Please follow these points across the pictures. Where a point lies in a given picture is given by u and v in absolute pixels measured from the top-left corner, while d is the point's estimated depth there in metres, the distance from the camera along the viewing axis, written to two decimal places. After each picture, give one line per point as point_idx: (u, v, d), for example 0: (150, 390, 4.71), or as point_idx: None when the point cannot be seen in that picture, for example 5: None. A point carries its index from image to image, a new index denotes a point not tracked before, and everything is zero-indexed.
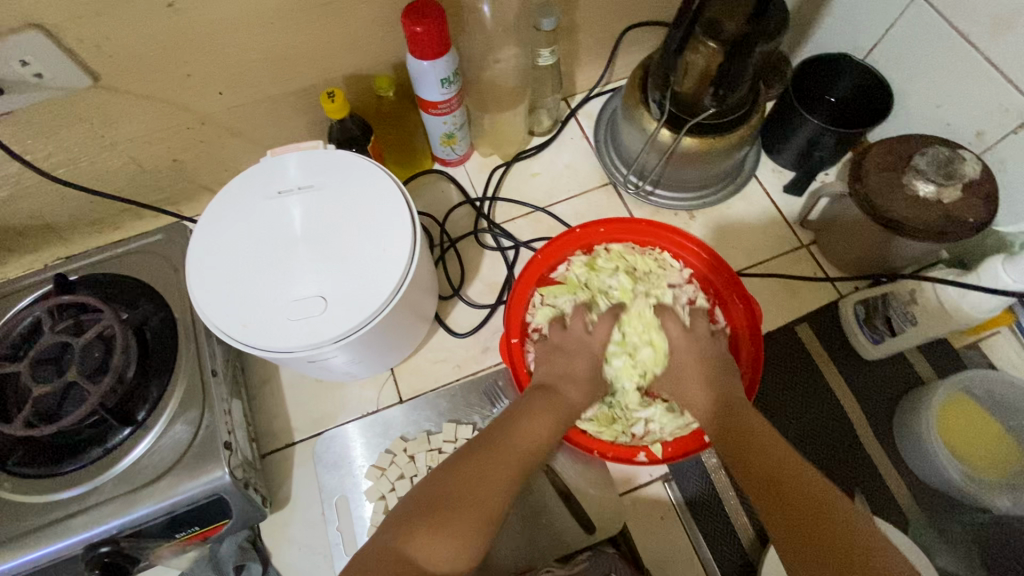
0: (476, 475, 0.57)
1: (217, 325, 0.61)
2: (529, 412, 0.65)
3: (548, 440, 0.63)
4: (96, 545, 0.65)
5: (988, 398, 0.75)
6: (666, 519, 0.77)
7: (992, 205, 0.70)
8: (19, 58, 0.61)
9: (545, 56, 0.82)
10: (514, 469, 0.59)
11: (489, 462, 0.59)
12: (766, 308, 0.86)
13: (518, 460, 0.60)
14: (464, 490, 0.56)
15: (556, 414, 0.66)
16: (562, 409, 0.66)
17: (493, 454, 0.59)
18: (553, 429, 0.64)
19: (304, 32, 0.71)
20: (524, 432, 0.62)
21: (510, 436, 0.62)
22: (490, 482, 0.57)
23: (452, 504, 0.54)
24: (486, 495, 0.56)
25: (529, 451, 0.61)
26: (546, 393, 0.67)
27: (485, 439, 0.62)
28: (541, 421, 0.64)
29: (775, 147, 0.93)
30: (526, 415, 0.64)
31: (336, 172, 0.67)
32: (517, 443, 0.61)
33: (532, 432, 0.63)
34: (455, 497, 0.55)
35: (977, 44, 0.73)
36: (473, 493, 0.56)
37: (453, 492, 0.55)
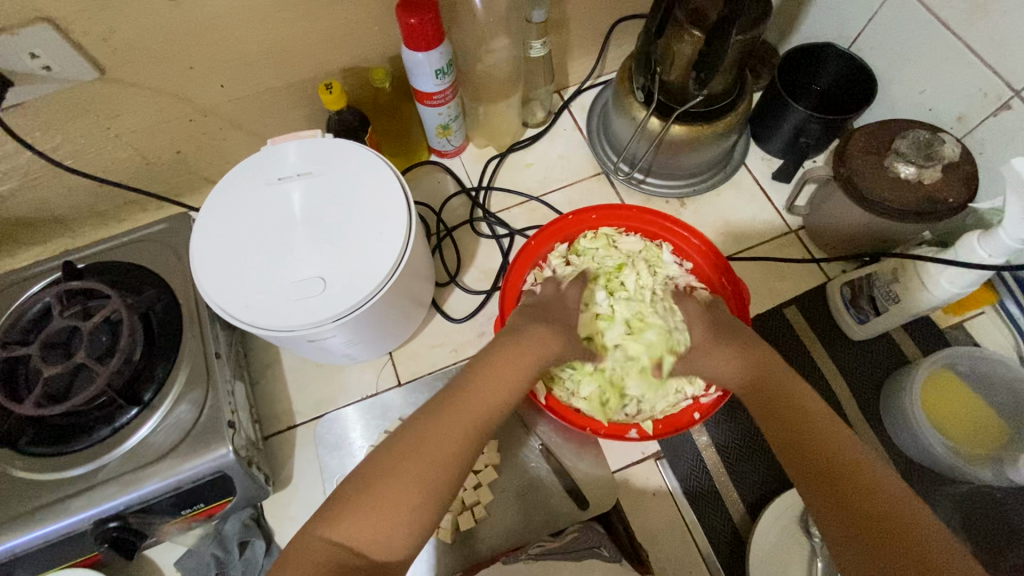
0: (424, 437, 0.57)
1: (219, 306, 0.63)
2: (485, 370, 0.63)
3: (506, 400, 0.62)
4: (104, 520, 0.67)
5: (971, 373, 0.77)
6: (657, 495, 0.79)
7: (972, 186, 0.72)
8: (29, 51, 0.63)
9: (535, 48, 0.86)
10: (468, 431, 0.58)
11: (442, 421, 0.58)
12: (755, 291, 0.89)
13: (471, 417, 0.59)
14: (409, 456, 0.55)
15: (516, 371, 0.64)
16: (518, 369, 0.64)
17: (444, 415, 0.59)
18: (511, 386, 0.63)
19: (302, 25, 0.74)
20: (478, 390, 0.61)
21: (463, 397, 0.60)
22: (436, 447, 0.56)
23: (395, 472, 0.54)
24: (432, 459, 0.55)
25: (484, 410, 0.60)
26: (508, 345, 0.65)
27: (440, 399, 0.61)
28: (497, 378, 0.62)
29: (763, 135, 0.95)
30: (485, 372, 0.63)
31: (334, 160, 0.69)
32: (472, 402, 0.60)
33: (489, 391, 0.61)
34: (399, 467, 0.55)
35: (956, 30, 0.75)
36: (418, 460, 0.55)
37: (398, 464, 0.55)
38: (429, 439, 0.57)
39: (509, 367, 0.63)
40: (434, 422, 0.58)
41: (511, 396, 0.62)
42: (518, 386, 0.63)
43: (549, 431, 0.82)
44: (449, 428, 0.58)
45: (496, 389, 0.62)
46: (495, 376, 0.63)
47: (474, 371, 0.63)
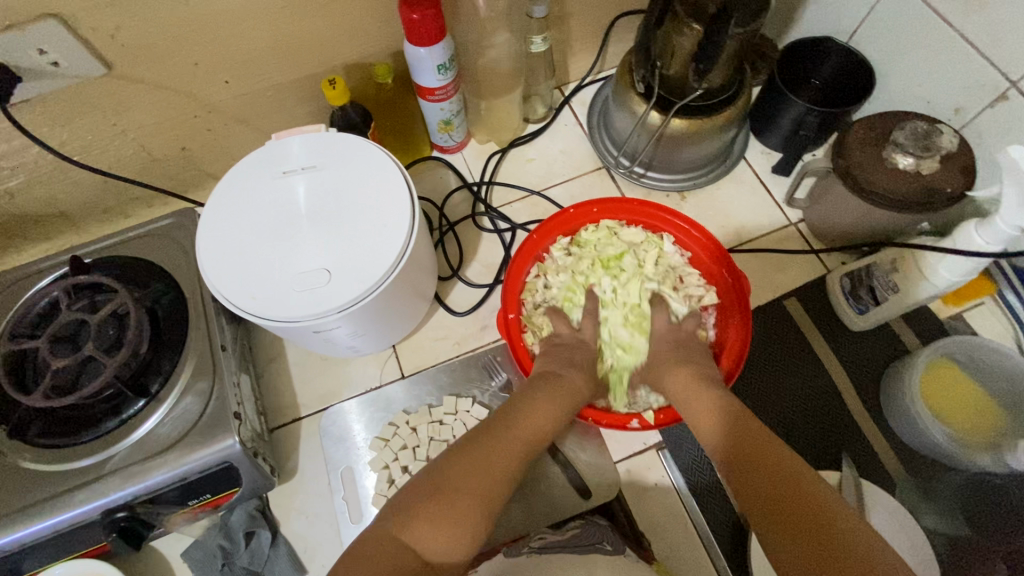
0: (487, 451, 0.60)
1: (225, 296, 0.64)
2: (535, 394, 0.67)
3: (556, 424, 0.66)
4: (112, 511, 0.68)
5: (969, 363, 0.77)
6: (659, 485, 0.80)
7: (969, 175, 0.73)
8: (38, 47, 0.64)
9: (536, 43, 0.87)
10: (523, 450, 0.62)
11: (503, 438, 0.61)
12: (755, 283, 0.89)
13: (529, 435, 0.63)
14: (475, 468, 0.58)
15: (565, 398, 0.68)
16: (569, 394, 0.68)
17: (502, 434, 0.62)
18: (562, 412, 0.66)
19: (306, 21, 0.74)
20: (531, 413, 0.65)
21: (519, 418, 0.64)
22: (496, 465, 0.59)
23: (462, 480, 0.56)
24: (495, 472, 0.58)
25: (535, 434, 0.64)
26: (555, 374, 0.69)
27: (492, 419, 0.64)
28: (552, 403, 0.66)
29: (762, 129, 0.96)
30: (539, 397, 0.66)
31: (338, 154, 0.70)
32: (529, 424, 0.64)
33: (543, 409, 0.65)
34: (467, 476, 0.57)
35: (953, 23, 0.75)
36: (484, 473, 0.58)
37: (464, 473, 0.57)
38: (492, 455, 0.59)
39: (560, 394, 0.67)
40: (495, 440, 0.61)
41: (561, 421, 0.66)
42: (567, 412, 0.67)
43: None
44: (508, 447, 0.61)
45: (545, 412, 0.65)
46: (549, 400, 0.66)
47: (529, 394, 0.67)
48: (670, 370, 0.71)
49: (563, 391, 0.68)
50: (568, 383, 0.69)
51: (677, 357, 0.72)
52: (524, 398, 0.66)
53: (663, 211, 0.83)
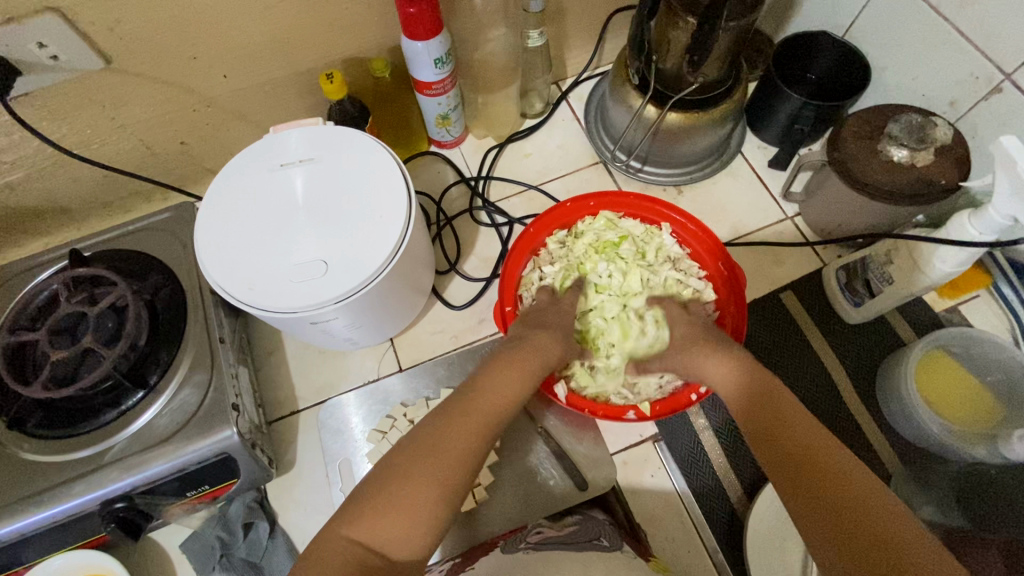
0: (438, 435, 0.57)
1: (223, 288, 0.64)
2: (496, 373, 0.64)
3: (513, 402, 0.63)
4: (111, 501, 0.68)
5: (965, 354, 0.77)
6: (656, 477, 0.80)
7: (963, 167, 0.73)
8: (37, 40, 0.65)
9: (534, 37, 0.86)
10: (480, 431, 0.59)
11: (457, 423, 0.59)
12: (752, 276, 0.90)
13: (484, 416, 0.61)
14: (426, 456, 0.55)
15: (522, 375, 0.64)
16: (530, 364, 0.66)
17: (457, 416, 0.59)
18: (520, 388, 0.64)
19: (303, 15, 0.75)
20: (487, 393, 0.62)
21: (477, 400, 0.61)
22: (447, 448, 0.56)
23: (413, 470, 0.54)
24: (448, 458, 0.56)
25: (492, 413, 0.61)
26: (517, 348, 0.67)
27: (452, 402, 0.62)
28: (508, 381, 0.63)
29: (759, 123, 0.96)
30: (493, 373, 0.64)
31: (335, 146, 0.71)
32: (484, 404, 0.61)
33: (502, 386, 0.63)
34: (418, 465, 0.55)
35: (947, 16, 0.76)
36: (435, 459, 0.55)
37: (416, 463, 0.55)
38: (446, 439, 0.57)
39: (518, 370, 0.64)
40: (449, 424, 0.58)
41: (518, 398, 0.63)
42: (525, 389, 0.64)
43: (549, 415, 0.83)
44: (463, 429, 0.58)
45: (505, 391, 0.63)
46: (506, 378, 0.63)
47: (487, 373, 0.64)
48: (696, 357, 0.68)
49: (526, 362, 0.66)
50: (525, 356, 0.66)
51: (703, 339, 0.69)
52: (481, 376, 0.64)
53: (660, 203, 0.83)
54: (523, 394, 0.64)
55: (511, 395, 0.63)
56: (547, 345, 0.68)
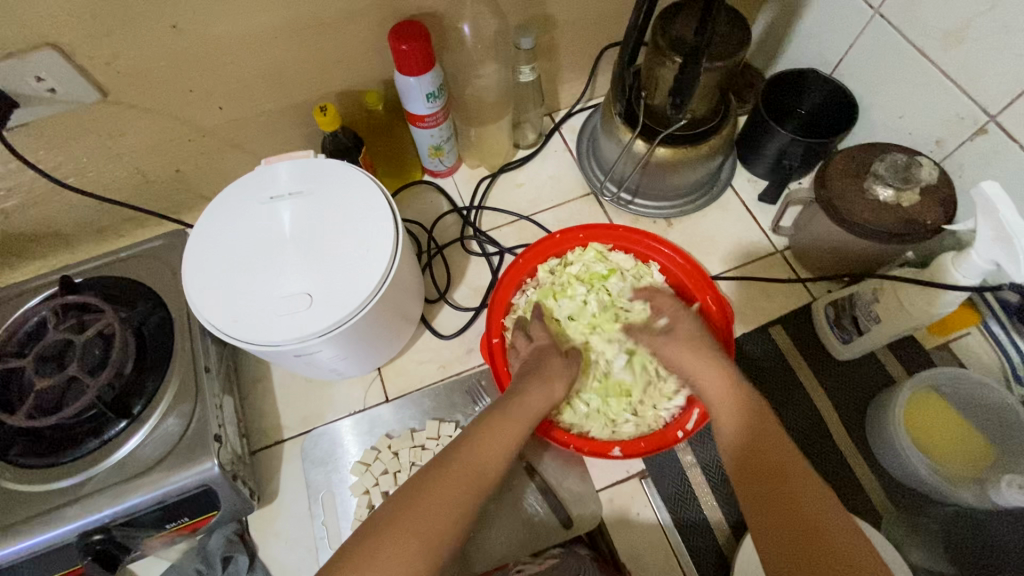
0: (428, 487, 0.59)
1: (208, 319, 0.65)
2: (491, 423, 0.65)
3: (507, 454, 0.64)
4: (89, 533, 0.67)
5: (956, 396, 0.77)
6: (641, 515, 0.79)
7: (949, 208, 0.74)
8: (35, 74, 0.66)
9: (525, 72, 0.88)
10: (470, 484, 0.60)
11: (449, 474, 0.60)
12: (741, 310, 0.89)
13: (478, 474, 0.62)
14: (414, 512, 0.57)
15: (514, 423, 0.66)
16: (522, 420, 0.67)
17: (452, 468, 0.61)
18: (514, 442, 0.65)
19: (298, 51, 0.76)
20: (484, 447, 0.63)
21: (472, 453, 0.62)
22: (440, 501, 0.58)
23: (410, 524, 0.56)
24: (441, 513, 0.57)
25: (483, 468, 0.62)
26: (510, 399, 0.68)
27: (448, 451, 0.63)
28: (501, 435, 0.64)
29: (749, 157, 0.97)
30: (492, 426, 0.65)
31: (325, 178, 0.72)
32: (483, 455, 0.63)
33: (495, 442, 0.64)
34: (410, 515, 0.56)
35: (932, 58, 0.77)
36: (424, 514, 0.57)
37: (408, 519, 0.56)
38: (442, 493, 0.58)
39: (509, 424, 0.66)
40: (439, 477, 0.60)
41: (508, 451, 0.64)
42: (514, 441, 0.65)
43: (534, 449, 0.82)
44: (459, 484, 0.60)
45: (494, 442, 0.64)
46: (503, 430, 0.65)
47: (474, 432, 0.64)
48: (687, 357, 0.71)
49: (524, 414, 0.67)
50: (523, 408, 0.67)
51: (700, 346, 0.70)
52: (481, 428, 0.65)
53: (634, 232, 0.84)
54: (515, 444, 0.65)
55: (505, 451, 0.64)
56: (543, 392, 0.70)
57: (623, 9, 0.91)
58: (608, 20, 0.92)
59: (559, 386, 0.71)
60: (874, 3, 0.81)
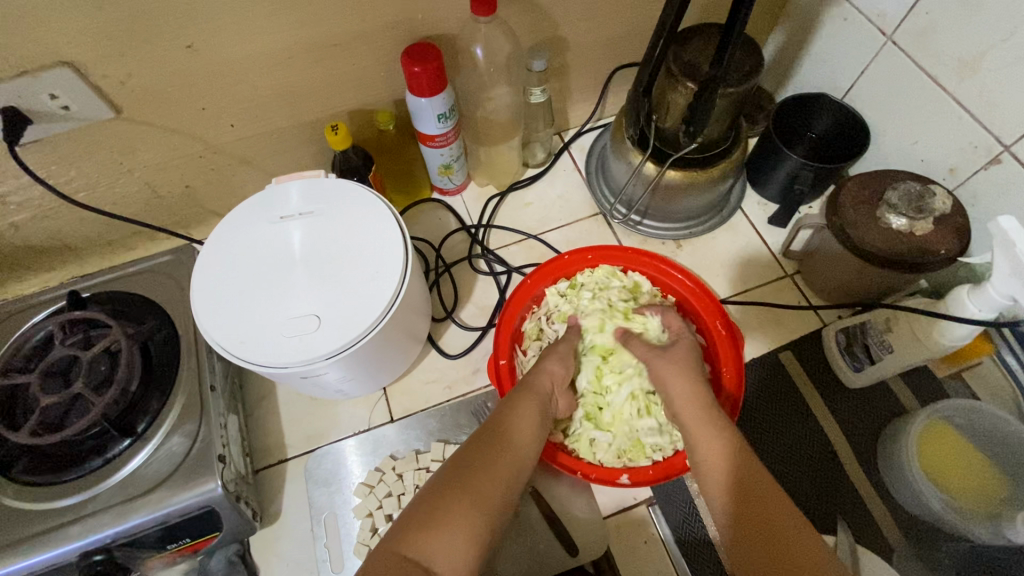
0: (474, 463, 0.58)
1: (216, 340, 0.64)
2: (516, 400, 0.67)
3: (539, 432, 0.65)
4: (90, 553, 0.67)
5: (967, 426, 0.76)
6: (648, 543, 0.78)
7: (963, 237, 0.73)
8: (50, 92, 0.67)
9: (536, 94, 0.87)
10: (515, 455, 0.61)
11: (492, 448, 0.60)
12: (750, 335, 0.89)
13: (516, 446, 0.62)
14: (470, 480, 0.56)
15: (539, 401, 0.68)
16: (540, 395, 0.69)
17: (491, 439, 0.61)
18: (541, 415, 0.67)
19: (311, 71, 0.77)
20: (518, 423, 0.64)
21: (508, 427, 0.63)
22: (492, 472, 0.58)
23: (467, 488, 0.55)
24: (492, 479, 0.57)
25: (523, 442, 0.63)
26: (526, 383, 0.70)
27: (488, 427, 0.63)
28: (531, 412, 0.66)
29: (759, 180, 0.97)
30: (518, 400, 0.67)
31: (334, 199, 0.72)
32: (517, 427, 0.63)
33: (523, 414, 0.65)
34: (466, 486, 0.55)
35: (946, 86, 0.77)
36: (479, 481, 0.56)
37: (460, 486, 0.55)
38: (491, 461, 0.59)
39: (535, 396, 0.68)
40: (482, 448, 0.60)
41: (540, 428, 0.66)
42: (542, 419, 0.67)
43: (540, 473, 0.81)
44: (505, 453, 0.60)
45: (524, 418, 0.65)
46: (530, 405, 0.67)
47: (507, 409, 0.65)
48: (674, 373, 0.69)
49: (530, 391, 0.69)
50: (537, 388, 0.69)
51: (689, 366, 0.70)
52: (510, 402, 0.66)
53: (640, 253, 0.84)
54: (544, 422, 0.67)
55: (536, 423, 0.66)
56: (553, 370, 0.72)
57: (635, 32, 0.91)
58: (620, 42, 0.92)
59: (557, 365, 0.73)
60: (887, 30, 0.81)
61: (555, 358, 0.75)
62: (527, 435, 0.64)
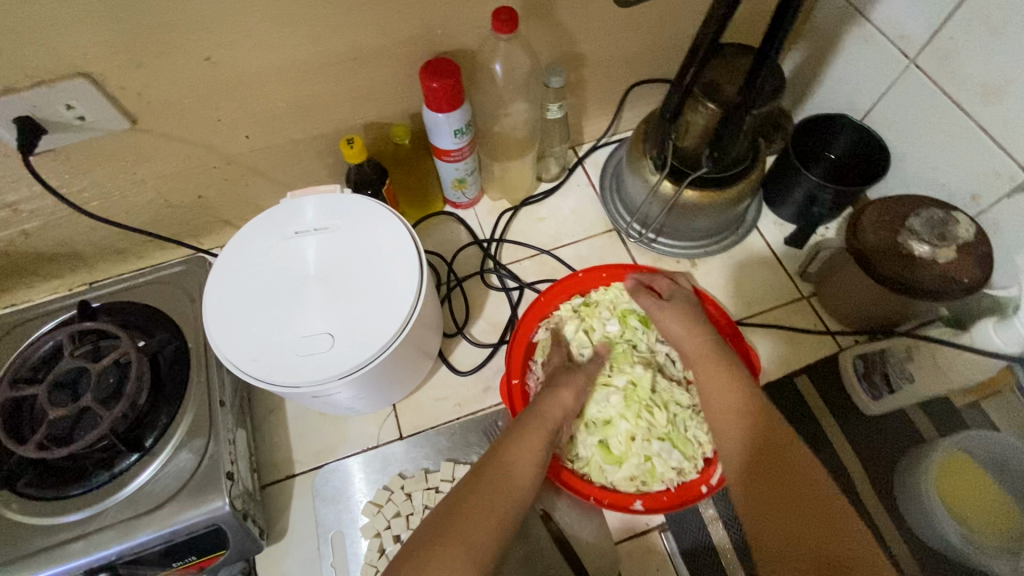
0: (463, 501, 0.56)
1: (227, 357, 0.63)
2: (517, 437, 0.64)
3: (536, 473, 0.63)
4: (94, 570, 0.66)
5: (987, 458, 0.76)
6: (660, 570, 0.77)
7: (987, 267, 0.72)
8: (65, 102, 0.66)
9: (553, 110, 0.86)
10: (509, 496, 0.58)
11: (484, 485, 0.58)
12: (766, 358, 0.87)
13: (512, 484, 0.60)
14: (463, 527, 0.53)
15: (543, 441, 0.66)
16: (545, 432, 0.66)
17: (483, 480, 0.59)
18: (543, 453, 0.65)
19: (327, 84, 0.76)
20: (514, 462, 0.61)
21: (506, 465, 0.61)
22: (484, 511, 0.55)
23: (460, 536, 0.52)
24: (486, 525, 0.54)
25: (519, 485, 0.60)
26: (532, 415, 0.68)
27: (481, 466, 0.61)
28: (532, 450, 0.64)
29: (775, 200, 0.96)
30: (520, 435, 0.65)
31: (351, 216, 0.71)
32: (514, 463, 0.61)
33: (523, 450, 0.63)
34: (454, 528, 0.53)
35: (970, 111, 0.76)
36: (472, 527, 0.53)
37: (453, 532, 0.52)
38: (485, 505, 0.56)
39: (537, 430, 0.66)
40: (477, 487, 0.57)
41: (537, 472, 0.63)
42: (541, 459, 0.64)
43: (552, 495, 0.80)
44: (500, 496, 0.58)
45: (525, 457, 0.63)
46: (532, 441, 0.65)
47: (506, 443, 0.64)
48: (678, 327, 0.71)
49: (541, 422, 0.68)
50: (545, 419, 0.68)
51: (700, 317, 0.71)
52: (509, 438, 0.65)
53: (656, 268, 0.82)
54: (545, 462, 0.65)
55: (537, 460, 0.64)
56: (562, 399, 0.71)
57: (653, 48, 0.90)
58: (637, 58, 0.91)
59: (569, 395, 0.72)
60: (910, 52, 0.80)
61: (569, 387, 0.73)
62: (526, 471, 0.62)
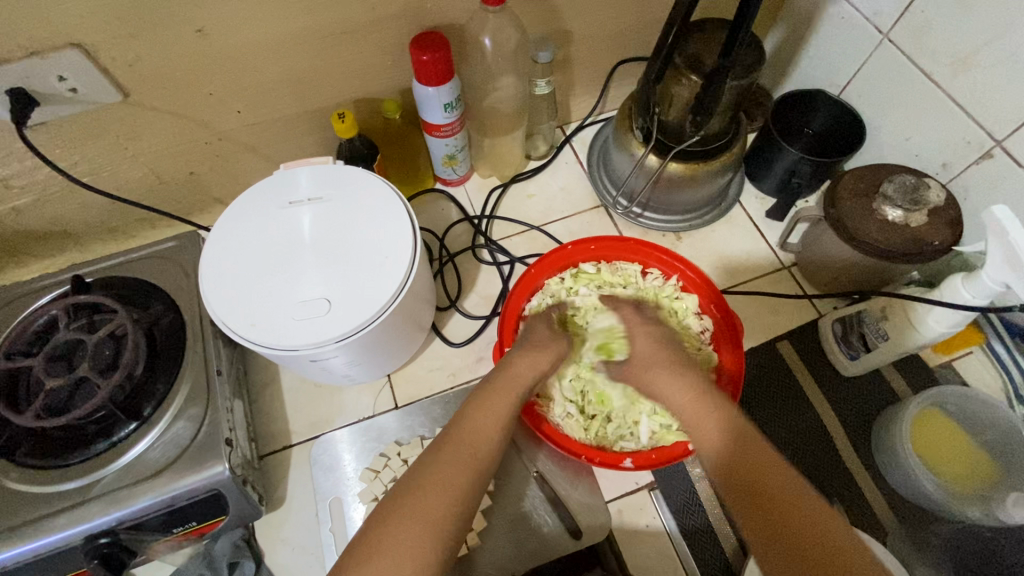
0: (425, 476, 0.55)
1: (225, 323, 0.64)
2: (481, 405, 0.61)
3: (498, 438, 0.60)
4: (96, 536, 0.66)
5: (958, 413, 0.79)
6: (650, 527, 0.79)
7: (956, 229, 0.76)
8: (58, 74, 0.66)
9: (541, 85, 0.89)
10: (471, 463, 0.56)
11: (443, 461, 0.56)
12: (748, 324, 0.91)
13: (472, 455, 0.57)
14: (420, 497, 0.53)
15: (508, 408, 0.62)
16: (513, 397, 0.63)
17: (447, 453, 0.57)
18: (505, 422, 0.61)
19: (319, 58, 0.77)
20: (475, 432, 0.59)
21: (466, 431, 0.59)
22: (443, 479, 0.54)
23: (414, 512, 0.52)
24: (442, 499, 0.53)
25: (484, 443, 0.59)
26: (498, 383, 0.64)
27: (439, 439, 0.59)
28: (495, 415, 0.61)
29: (757, 174, 0.99)
30: (484, 400, 0.62)
31: (345, 185, 0.72)
32: (474, 437, 0.58)
33: (484, 421, 0.60)
34: (408, 505, 0.52)
35: (940, 82, 0.79)
36: (429, 499, 0.53)
37: (408, 511, 0.52)
38: (440, 472, 0.55)
39: (506, 394, 0.63)
40: (441, 457, 0.56)
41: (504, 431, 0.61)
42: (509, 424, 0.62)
43: (546, 459, 0.83)
44: (457, 464, 0.56)
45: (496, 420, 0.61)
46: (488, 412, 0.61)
47: (471, 407, 0.61)
48: (653, 375, 0.65)
49: (510, 380, 0.65)
50: (513, 379, 0.65)
51: (667, 358, 0.65)
52: (466, 411, 0.61)
53: (645, 244, 0.84)
54: (512, 423, 0.62)
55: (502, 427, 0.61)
56: (526, 368, 0.66)
57: (637, 27, 0.93)
58: (624, 36, 0.93)
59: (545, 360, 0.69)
60: (884, 27, 0.83)
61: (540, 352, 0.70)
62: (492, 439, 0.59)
